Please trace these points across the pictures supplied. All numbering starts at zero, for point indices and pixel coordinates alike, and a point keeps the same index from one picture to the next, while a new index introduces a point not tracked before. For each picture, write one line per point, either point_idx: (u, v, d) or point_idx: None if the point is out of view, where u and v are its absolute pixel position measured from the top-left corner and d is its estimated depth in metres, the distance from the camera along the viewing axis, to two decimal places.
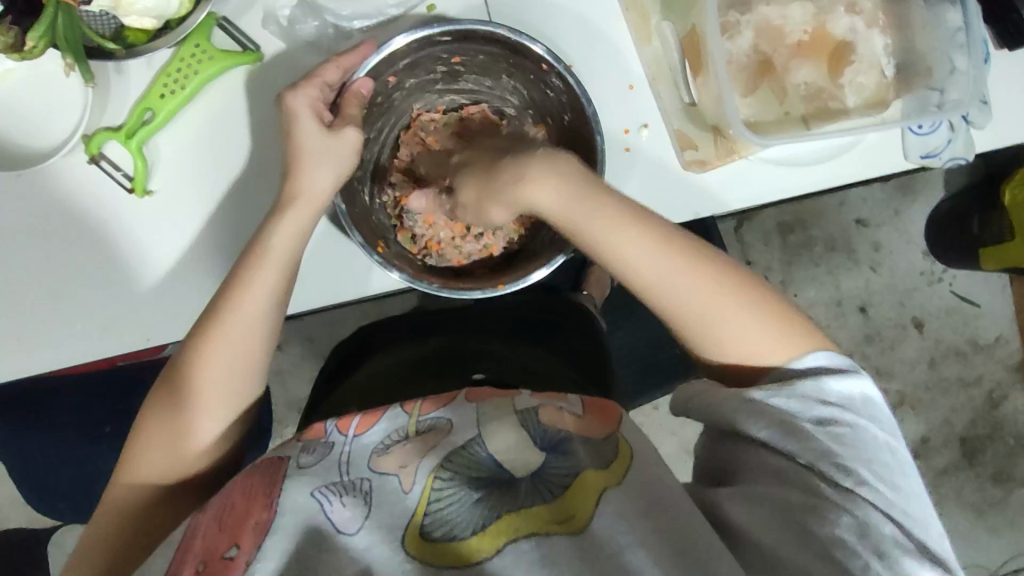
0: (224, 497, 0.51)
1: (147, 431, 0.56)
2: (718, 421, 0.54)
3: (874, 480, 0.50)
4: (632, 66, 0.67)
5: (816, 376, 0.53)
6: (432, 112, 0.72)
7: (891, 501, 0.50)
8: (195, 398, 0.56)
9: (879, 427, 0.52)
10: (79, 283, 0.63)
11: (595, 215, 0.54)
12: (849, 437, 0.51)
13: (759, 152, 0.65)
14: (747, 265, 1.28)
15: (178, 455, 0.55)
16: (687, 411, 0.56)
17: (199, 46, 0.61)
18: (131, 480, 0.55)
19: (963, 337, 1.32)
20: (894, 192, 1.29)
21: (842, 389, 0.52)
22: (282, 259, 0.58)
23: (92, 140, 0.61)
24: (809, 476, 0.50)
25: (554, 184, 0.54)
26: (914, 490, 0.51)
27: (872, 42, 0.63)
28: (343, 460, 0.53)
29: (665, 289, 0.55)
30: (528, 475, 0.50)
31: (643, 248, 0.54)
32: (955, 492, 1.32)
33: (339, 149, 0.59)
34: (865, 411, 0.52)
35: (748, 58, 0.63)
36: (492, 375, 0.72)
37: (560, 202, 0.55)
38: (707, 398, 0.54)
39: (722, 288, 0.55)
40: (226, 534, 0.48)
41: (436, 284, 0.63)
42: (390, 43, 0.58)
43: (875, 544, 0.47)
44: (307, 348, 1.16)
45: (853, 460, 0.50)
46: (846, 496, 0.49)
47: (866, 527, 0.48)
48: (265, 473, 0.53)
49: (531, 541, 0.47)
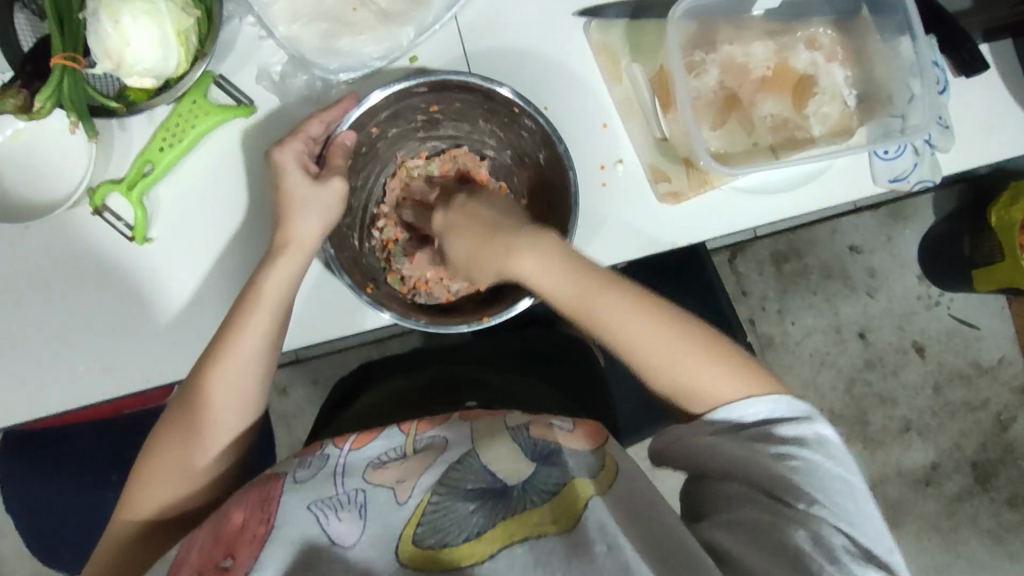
0: (222, 513, 0.51)
1: (143, 469, 0.57)
2: (689, 465, 0.57)
3: (823, 503, 0.52)
4: (605, 106, 0.70)
5: (769, 424, 0.55)
6: (415, 159, 0.75)
7: (849, 524, 0.52)
8: (190, 437, 0.57)
9: (835, 462, 0.54)
10: (83, 327, 0.66)
11: (572, 288, 0.55)
12: (803, 469, 0.53)
13: (731, 182, 0.68)
14: (743, 295, 1.30)
15: (177, 488, 0.57)
16: (663, 458, 0.59)
17: (196, 102, 0.64)
18: (131, 516, 0.56)
19: (966, 360, 1.32)
20: (885, 218, 1.31)
21: (796, 431, 0.54)
22: (275, 303, 0.60)
23: (97, 191, 0.64)
24: (766, 500, 0.53)
25: (542, 263, 0.55)
26: (870, 517, 0.52)
27: (833, 75, 0.66)
28: (339, 471, 0.55)
29: (633, 342, 0.55)
30: (518, 484, 0.52)
31: (619, 305, 0.55)
32: (971, 519, 1.30)
33: (325, 198, 0.62)
34: (821, 449, 0.54)
35: (715, 94, 0.66)
36: (485, 404, 0.75)
37: (546, 271, 0.55)
38: (682, 446, 0.57)
39: (683, 337, 0.56)
40: (220, 546, 0.49)
41: (424, 319, 0.65)
42: (369, 97, 0.62)
43: (829, 553, 0.49)
44: (312, 391, 1.18)
45: (807, 487, 0.52)
46: (802, 514, 0.51)
47: (822, 541, 0.50)
48: (262, 488, 0.54)
49: (525, 544, 0.48)
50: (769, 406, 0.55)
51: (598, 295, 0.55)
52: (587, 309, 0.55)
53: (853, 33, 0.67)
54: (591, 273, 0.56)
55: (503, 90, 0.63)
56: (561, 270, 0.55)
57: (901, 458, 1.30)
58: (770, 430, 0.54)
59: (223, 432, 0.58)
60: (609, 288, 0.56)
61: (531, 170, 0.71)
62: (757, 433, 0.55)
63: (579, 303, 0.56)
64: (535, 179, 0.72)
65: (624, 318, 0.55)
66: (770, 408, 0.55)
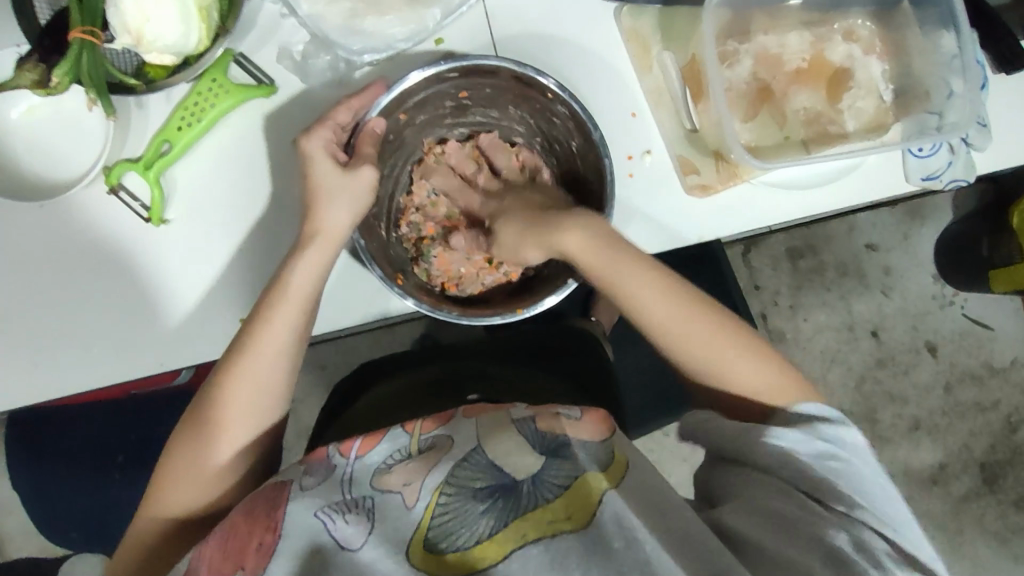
0: (227, 524, 0.52)
1: (166, 463, 0.57)
2: (719, 448, 0.56)
3: (863, 506, 0.51)
4: (634, 95, 0.68)
5: (811, 422, 0.55)
6: (443, 145, 0.73)
7: (892, 530, 0.50)
8: (210, 433, 0.56)
9: (869, 466, 0.53)
10: (94, 308, 0.65)
11: (613, 264, 0.57)
12: (841, 471, 0.52)
13: (761, 176, 0.66)
14: (757, 289, 1.28)
15: (199, 485, 0.56)
16: (692, 436, 0.59)
17: (217, 80, 0.63)
18: (154, 511, 0.56)
19: (978, 361, 1.31)
20: (903, 215, 1.29)
21: (835, 432, 0.54)
22: (303, 294, 0.59)
23: (113, 171, 0.63)
24: (802, 496, 0.51)
25: (580, 241, 0.57)
26: (910, 527, 0.51)
27: (870, 68, 0.65)
28: (346, 480, 0.53)
29: (671, 327, 0.57)
30: (528, 478, 0.50)
31: (652, 292, 0.58)
32: (977, 520, 1.29)
33: (352, 185, 0.61)
34: (856, 451, 0.54)
35: (748, 85, 0.64)
36: (488, 395, 0.71)
37: (588, 248, 0.57)
38: (719, 428, 0.56)
39: (725, 336, 0.58)
40: (229, 559, 0.49)
41: (455, 311, 0.64)
42: (406, 79, 0.61)
43: (873, 556, 0.48)
44: (320, 376, 1.17)
45: (846, 489, 0.51)
46: (845, 518, 0.50)
47: (864, 544, 0.48)
48: (269, 495, 0.54)
49: (539, 546, 0.47)
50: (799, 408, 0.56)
51: (640, 280, 0.57)
52: (630, 291, 0.58)
53: (892, 26, 0.65)
54: (655, 275, 0.58)
55: (540, 78, 0.62)
56: (603, 250, 0.57)
57: (909, 458, 1.29)
58: (811, 427, 0.55)
59: (243, 430, 0.57)
60: (649, 268, 0.58)
61: (562, 159, 0.70)
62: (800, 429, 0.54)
63: (614, 280, 0.58)
64: (566, 168, 0.70)
65: (659, 302, 0.57)
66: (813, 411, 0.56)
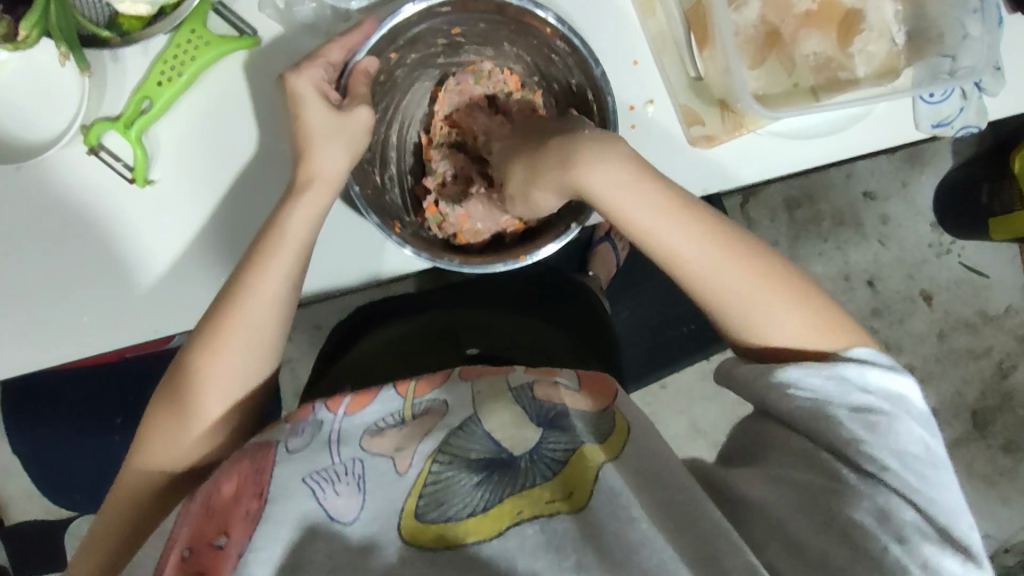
0: (213, 484, 0.49)
1: (157, 416, 0.55)
2: (754, 397, 0.54)
3: (904, 471, 0.49)
4: (635, 41, 0.65)
5: (857, 364, 0.52)
6: (462, 73, 0.70)
7: (927, 498, 0.48)
8: (197, 387, 0.55)
9: (917, 422, 0.51)
10: (74, 275, 0.63)
11: (635, 204, 0.52)
12: (883, 427, 0.50)
13: (768, 126, 0.64)
14: (754, 241, 1.26)
15: (190, 440, 0.55)
16: (730, 385, 0.56)
17: (195, 32, 0.60)
18: (145, 465, 0.55)
19: (973, 309, 1.31)
20: (902, 163, 1.27)
21: (881, 382, 0.51)
22: (299, 243, 0.57)
23: (92, 130, 0.60)
24: (832, 461, 0.50)
25: (604, 174, 0.51)
26: (953, 490, 0.49)
27: (882, 9, 0.62)
28: (334, 440, 0.52)
29: (716, 282, 0.54)
30: (524, 454, 0.50)
31: (681, 236, 0.53)
32: (965, 462, 1.31)
33: (349, 130, 0.59)
34: (904, 406, 0.51)
35: (755, 29, 0.61)
36: (485, 349, 0.71)
37: (610, 190, 0.51)
38: (761, 397, 0.53)
39: (772, 281, 0.54)
40: (215, 523, 0.47)
41: (456, 259, 0.63)
42: (400, 11, 0.59)
43: (895, 529, 0.46)
44: (314, 335, 1.15)
45: (882, 450, 0.49)
46: (870, 483, 0.48)
47: (888, 515, 0.47)
48: (253, 458, 0.51)
49: (535, 525, 0.47)
50: (861, 355, 0.53)
51: (663, 217, 0.53)
52: (665, 241, 0.53)
53: None
54: (694, 219, 0.53)
55: (538, 10, 0.61)
56: (624, 185, 0.51)
57: None
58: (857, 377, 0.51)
59: (234, 381, 0.56)
60: (683, 212, 0.53)
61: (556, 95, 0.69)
62: (847, 382, 0.51)
63: (638, 220, 0.53)
64: (566, 107, 0.69)
65: (689, 247, 0.53)
66: (853, 355, 0.53)
